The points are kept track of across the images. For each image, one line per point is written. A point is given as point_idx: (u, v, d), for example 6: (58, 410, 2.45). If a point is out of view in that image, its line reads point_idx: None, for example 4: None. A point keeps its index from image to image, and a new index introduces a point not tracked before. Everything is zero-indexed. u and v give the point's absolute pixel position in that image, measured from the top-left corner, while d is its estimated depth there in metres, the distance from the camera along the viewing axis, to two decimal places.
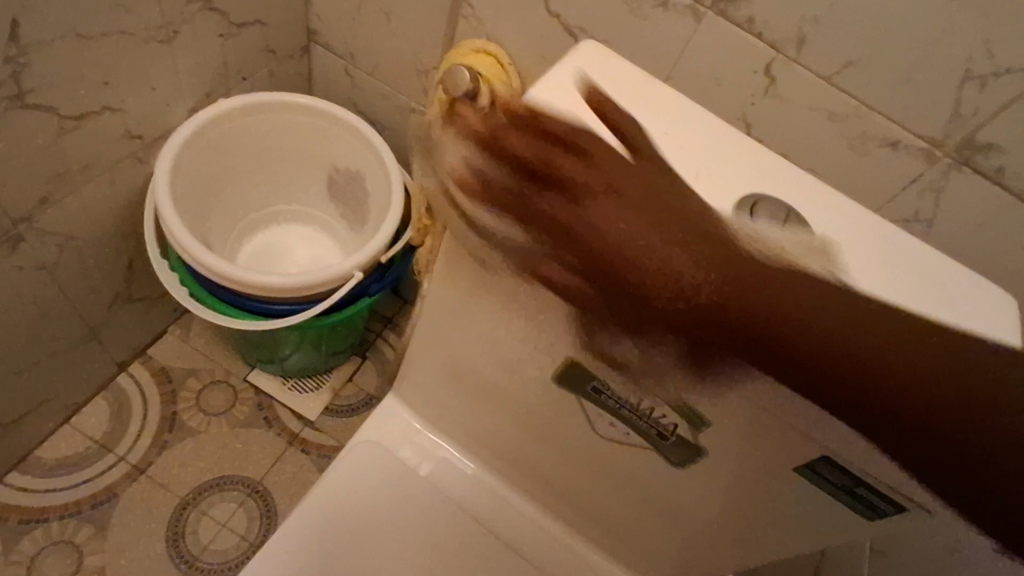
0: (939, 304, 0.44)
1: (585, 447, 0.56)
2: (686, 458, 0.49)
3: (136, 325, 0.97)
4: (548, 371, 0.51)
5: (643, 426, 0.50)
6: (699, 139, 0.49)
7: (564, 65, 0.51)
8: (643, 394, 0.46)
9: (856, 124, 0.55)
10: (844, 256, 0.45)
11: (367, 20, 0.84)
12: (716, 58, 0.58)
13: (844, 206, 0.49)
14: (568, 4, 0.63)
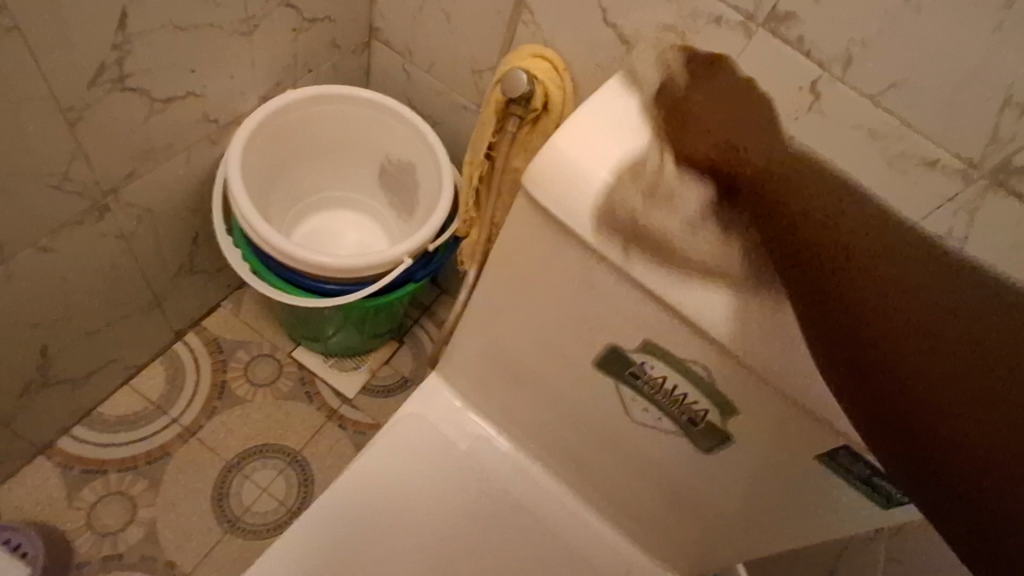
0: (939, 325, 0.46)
1: (618, 431, 0.59)
2: (715, 442, 0.53)
3: (194, 296, 1.03)
4: (588, 356, 0.55)
5: (675, 412, 0.53)
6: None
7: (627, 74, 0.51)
8: (678, 380, 0.50)
9: (896, 143, 0.58)
10: None
11: (428, 21, 0.89)
12: (764, 74, 0.61)
13: None
14: (625, 15, 0.66)
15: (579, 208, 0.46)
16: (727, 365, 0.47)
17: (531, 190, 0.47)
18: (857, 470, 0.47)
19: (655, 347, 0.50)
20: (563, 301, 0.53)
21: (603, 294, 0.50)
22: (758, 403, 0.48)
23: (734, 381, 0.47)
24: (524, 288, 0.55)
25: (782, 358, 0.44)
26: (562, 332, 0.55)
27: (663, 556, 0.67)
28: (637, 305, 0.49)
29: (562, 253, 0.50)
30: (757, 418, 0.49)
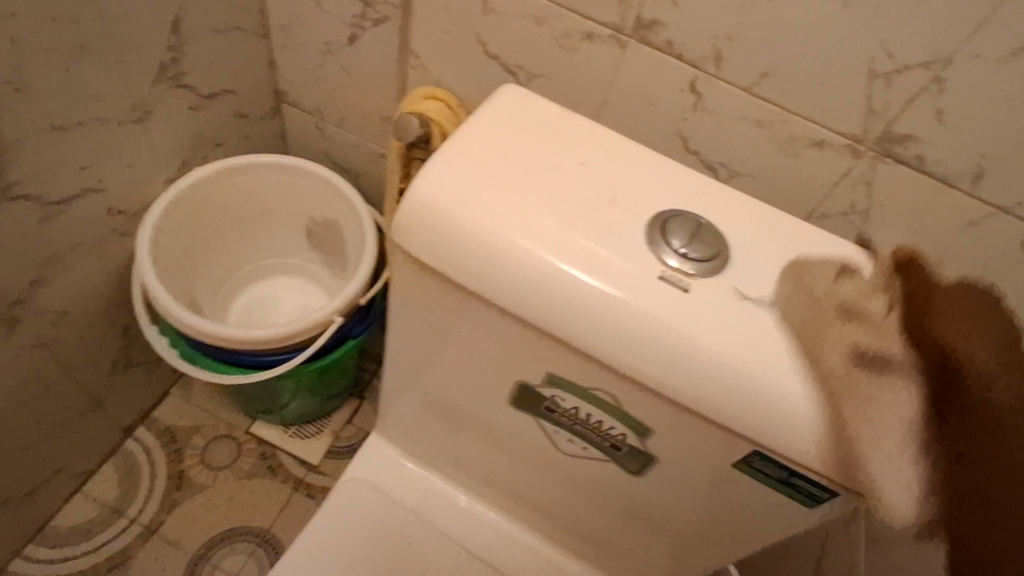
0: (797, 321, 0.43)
1: (560, 469, 0.57)
2: (640, 463, 0.50)
3: (137, 389, 1.00)
4: (504, 396, 0.54)
5: (596, 439, 0.50)
6: (611, 165, 0.47)
7: (518, 123, 0.48)
8: (589, 408, 0.48)
9: (782, 129, 0.58)
10: (740, 277, 0.44)
11: (328, 77, 0.88)
12: (646, 81, 0.61)
13: (758, 209, 0.48)
14: (504, 45, 0.66)
15: (457, 256, 0.43)
16: (635, 393, 0.44)
17: (406, 245, 0.44)
18: (774, 471, 0.44)
19: (560, 379, 0.47)
20: (469, 346, 0.51)
21: (501, 335, 0.48)
22: (677, 426, 0.45)
23: (650, 408, 0.45)
24: (432, 338, 0.53)
25: (687, 377, 0.41)
26: (479, 377, 0.54)
27: None
28: (534, 341, 0.46)
29: (454, 300, 0.48)
30: (683, 442, 0.46)
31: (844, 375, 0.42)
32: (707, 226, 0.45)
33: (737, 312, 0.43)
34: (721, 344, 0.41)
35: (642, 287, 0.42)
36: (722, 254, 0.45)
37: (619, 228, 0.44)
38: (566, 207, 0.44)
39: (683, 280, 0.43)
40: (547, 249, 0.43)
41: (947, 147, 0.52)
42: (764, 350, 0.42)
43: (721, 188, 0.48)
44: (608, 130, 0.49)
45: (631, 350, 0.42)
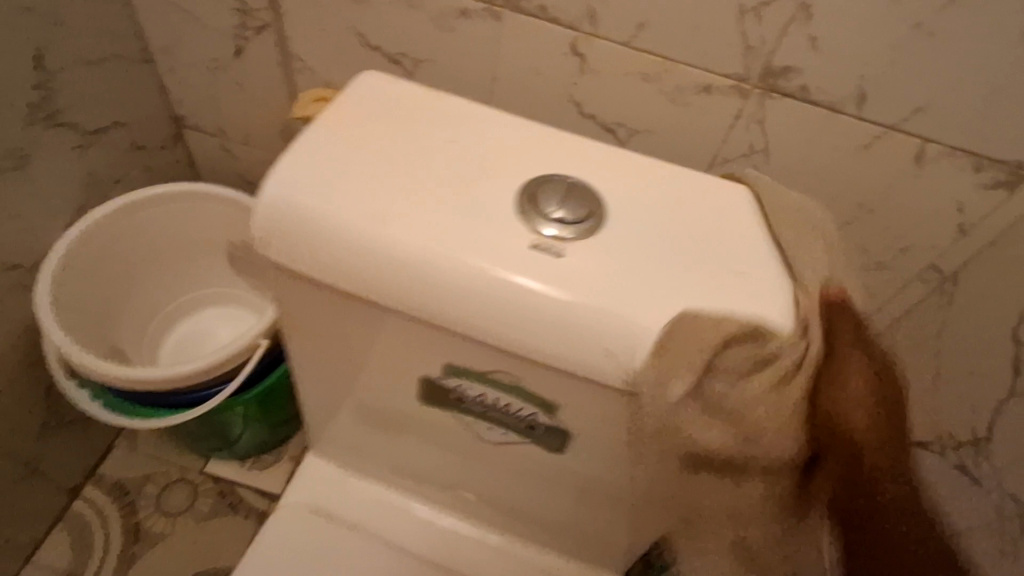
0: (678, 273, 0.42)
1: (501, 460, 0.56)
2: (560, 439, 0.49)
3: (76, 447, 0.96)
4: (414, 393, 0.52)
5: (511, 422, 0.49)
6: (477, 139, 0.45)
7: (380, 107, 0.46)
8: (492, 392, 0.47)
9: (669, 80, 0.57)
10: (619, 236, 0.43)
11: (221, 94, 0.85)
12: (529, 49, 0.60)
13: (640, 163, 0.47)
14: (384, 34, 0.64)
15: (326, 259, 0.41)
16: (536, 369, 0.43)
17: (274, 256, 0.43)
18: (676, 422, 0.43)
19: (459, 366, 0.46)
20: (380, 350, 0.50)
21: (392, 329, 0.46)
22: (591, 398, 0.44)
23: (562, 383, 0.44)
24: (340, 346, 0.51)
25: (574, 342, 0.40)
26: (395, 377, 0.52)
27: (594, 560, 0.64)
28: (432, 332, 0.45)
29: (348, 303, 0.46)
30: (602, 413, 0.45)
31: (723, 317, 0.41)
32: (582, 188, 0.44)
33: (615, 272, 0.41)
34: (603, 304, 0.40)
35: (513, 258, 0.41)
36: (598, 214, 0.43)
37: (486, 203, 0.43)
38: (426, 189, 0.42)
39: (556, 248, 0.42)
40: (412, 235, 0.41)
41: (827, 73, 0.52)
42: (643, 301, 0.40)
43: (599, 147, 0.47)
44: (477, 105, 0.47)
45: (515, 325, 0.41)
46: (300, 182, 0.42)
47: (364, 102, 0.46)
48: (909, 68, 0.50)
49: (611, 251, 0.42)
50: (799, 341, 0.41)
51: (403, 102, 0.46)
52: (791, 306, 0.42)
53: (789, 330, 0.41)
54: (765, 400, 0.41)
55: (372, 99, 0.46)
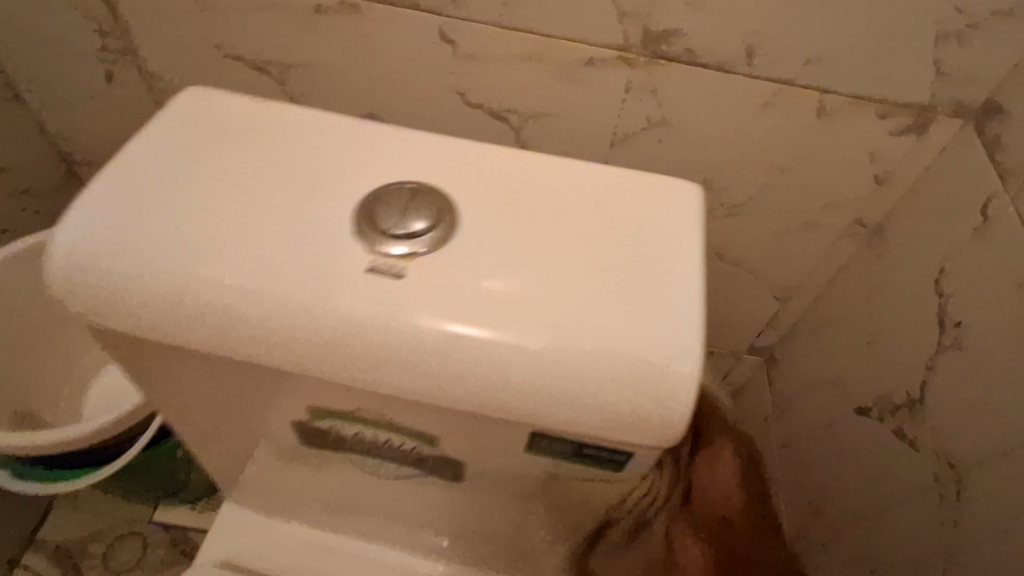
0: (553, 292, 0.35)
1: (413, 503, 0.50)
2: (456, 472, 0.42)
3: (6, 515, 0.90)
4: (296, 438, 0.46)
5: (399, 461, 0.42)
6: (316, 154, 0.39)
7: (203, 126, 0.39)
8: (365, 433, 0.40)
9: (549, 57, 0.53)
10: (481, 255, 0.36)
11: (100, 125, 0.79)
12: (398, 41, 0.55)
13: (517, 161, 0.40)
14: (243, 42, 0.58)
15: (127, 311, 0.35)
16: (404, 412, 0.37)
17: (77, 314, 0.36)
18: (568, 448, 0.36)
19: (321, 411, 0.39)
20: (237, 407, 0.43)
21: (241, 383, 0.40)
22: (470, 434, 0.38)
23: (436, 422, 0.37)
24: (197, 411, 0.44)
25: (425, 374, 0.34)
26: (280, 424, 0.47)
27: None
28: (267, 375, 0.38)
29: (164, 354, 0.39)
30: (494, 453, 0.39)
31: (605, 342, 0.34)
32: (437, 201, 0.37)
33: (475, 301, 0.35)
34: (453, 325, 0.34)
35: (339, 285, 0.34)
36: (450, 216, 0.37)
37: (312, 221, 0.36)
38: (241, 215, 0.36)
39: (396, 265, 0.35)
40: (222, 272, 0.35)
41: (709, 31, 0.48)
42: (505, 333, 0.34)
43: (466, 147, 0.40)
44: (321, 113, 0.40)
45: (355, 362, 0.34)
46: (95, 227, 0.36)
47: (182, 122, 0.39)
48: (793, 15, 0.46)
49: (469, 276, 0.35)
50: (687, 342, 0.34)
51: (232, 117, 0.39)
52: (680, 301, 0.35)
53: (675, 329, 0.34)
54: (655, 416, 0.33)
55: (192, 116, 0.39)
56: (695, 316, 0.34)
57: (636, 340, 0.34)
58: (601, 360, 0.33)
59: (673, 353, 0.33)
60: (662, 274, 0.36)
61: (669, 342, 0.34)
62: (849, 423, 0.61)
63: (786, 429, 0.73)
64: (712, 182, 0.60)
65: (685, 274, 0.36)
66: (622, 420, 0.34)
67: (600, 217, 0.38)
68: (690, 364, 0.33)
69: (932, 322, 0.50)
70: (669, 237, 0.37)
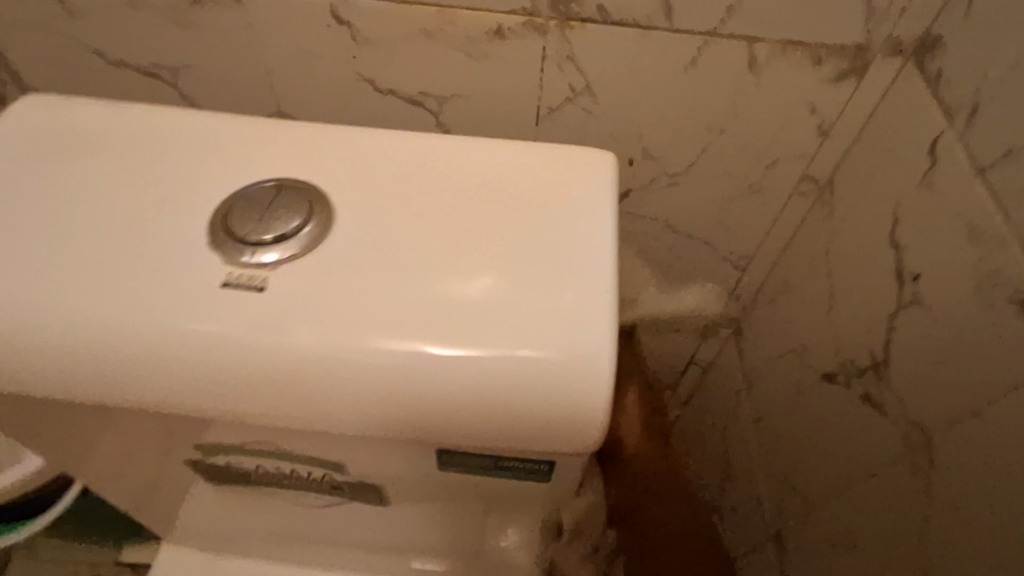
0: (444, 289, 0.31)
1: (354, 532, 0.46)
2: (377, 497, 0.38)
3: None
4: (199, 477, 0.41)
5: (311, 491, 0.38)
6: (176, 160, 0.35)
7: (45, 141, 0.35)
8: (264, 465, 0.36)
9: (455, 31, 0.48)
10: (363, 254, 0.32)
11: None
12: (290, 29, 0.50)
13: (405, 149, 0.36)
14: (124, 46, 0.53)
15: None
16: (300, 441, 0.33)
17: None
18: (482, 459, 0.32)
19: (209, 447, 0.35)
20: (127, 458, 0.38)
21: (114, 433, 0.35)
22: (380, 459, 0.34)
23: (339, 448, 0.33)
24: (83, 472, 0.39)
25: (302, 395, 0.30)
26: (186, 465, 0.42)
27: None
28: (133, 419, 0.33)
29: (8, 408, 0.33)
30: (414, 476, 0.35)
31: (503, 340, 0.30)
32: (310, 201, 0.33)
33: (355, 307, 0.31)
34: (329, 336, 0.30)
35: (196, 304, 0.30)
36: (321, 214, 0.33)
37: (164, 236, 0.32)
38: (78, 237, 0.32)
39: (259, 275, 0.31)
40: (55, 304, 0.30)
41: None
42: (389, 341, 0.30)
43: (347, 138, 0.36)
44: (184, 114, 0.36)
45: (220, 392, 0.30)
46: None
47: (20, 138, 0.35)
48: None
49: (349, 279, 0.31)
50: (594, 330, 0.30)
51: (79, 127, 0.35)
52: (585, 286, 0.31)
53: (580, 316, 0.30)
54: (565, 416, 0.29)
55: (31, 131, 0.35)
56: (602, 300, 0.31)
57: (536, 333, 0.30)
58: (499, 360, 0.30)
59: (579, 343, 0.30)
60: (565, 260, 0.32)
61: (573, 331, 0.30)
62: (817, 392, 0.57)
63: (758, 402, 0.70)
64: (649, 152, 0.56)
65: (591, 255, 0.32)
66: (530, 424, 0.30)
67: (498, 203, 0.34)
68: (599, 353, 0.30)
69: (888, 278, 0.47)
70: (575, 218, 0.34)
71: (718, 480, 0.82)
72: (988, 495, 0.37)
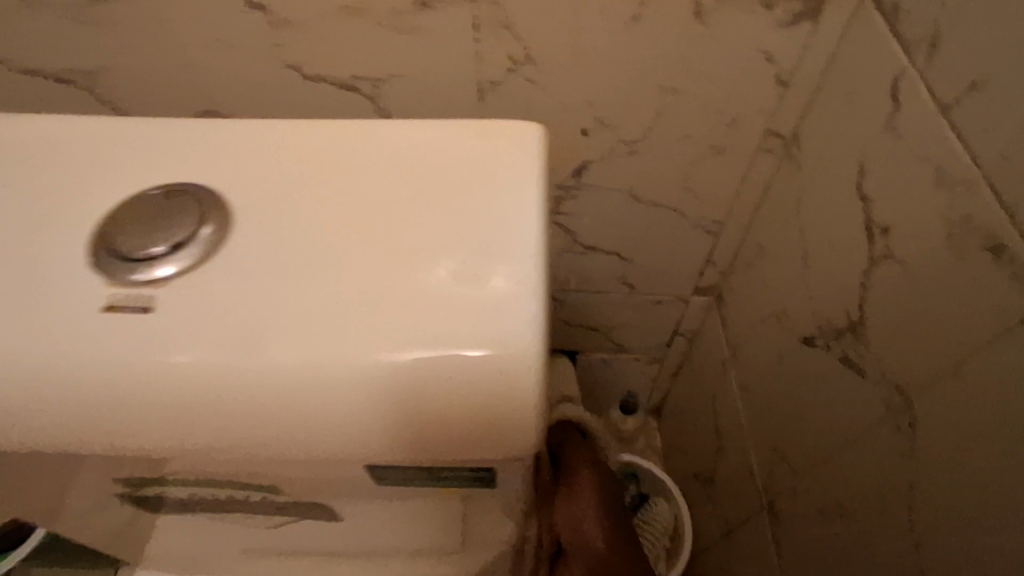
0: (353, 289, 0.29)
1: (321, 543, 0.44)
2: (324, 510, 0.36)
3: None
4: (135, 508, 0.39)
5: (251, 509, 0.36)
6: (65, 173, 0.32)
7: None
8: (193, 488, 0.33)
9: (379, 8, 0.45)
10: (264, 258, 0.29)
11: None
12: (202, 19, 0.47)
13: (310, 138, 0.33)
14: (28, 53, 0.49)
15: None
16: (221, 465, 0.30)
17: None
18: (418, 469, 0.30)
19: (128, 477, 0.32)
20: (50, 499, 0.35)
21: (21, 474, 0.32)
22: (316, 477, 0.31)
23: (266, 469, 0.30)
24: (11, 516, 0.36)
25: (206, 416, 0.27)
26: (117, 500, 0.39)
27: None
28: (40, 458, 0.30)
29: None
30: (357, 488, 0.33)
31: (421, 341, 0.27)
32: (204, 206, 0.30)
33: (257, 318, 0.28)
34: (227, 348, 0.27)
35: (82, 328, 0.28)
36: (215, 219, 0.30)
37: (49, 259, 0.29)
38: None
39: (145, 294, 0.28)
40: None
41: None
42: (294, 352, 0.27)
43: (247, 130, 0.33)
44: (73, 122, 0.34)
45: (114, 421, 0.27)
46: None
47: None
48: None
49: (249, 285, 0.29)
50: (519, 316, 0.28)
51: None
52: (509, 269, 0.29)
53: (503, 303, 0.28)
54: (493, 412, 0.27)
55: None
56: (527, 282, 0.28)
57: (457, 328, 0.28)
58: (415, 357, 0.27)
59: (503, 332, 0.27)
60: (486, 246, 0.29)
61: (496, 319, 0.28)
62: (797, 355, 0.55)
63: (743, 370, 0.68)
64: (603, 119, 0.53)
65: (514, 234, 0.30)
66: (457, 425, 0.27)
67: (413, 188, 0.31)
68: (525, 341, 0.27)
69: (859, 233, 0.44)
70: (498, 198, 0.31)
71: (711, 451, 0.80)
72: (971, 456, 0.35)
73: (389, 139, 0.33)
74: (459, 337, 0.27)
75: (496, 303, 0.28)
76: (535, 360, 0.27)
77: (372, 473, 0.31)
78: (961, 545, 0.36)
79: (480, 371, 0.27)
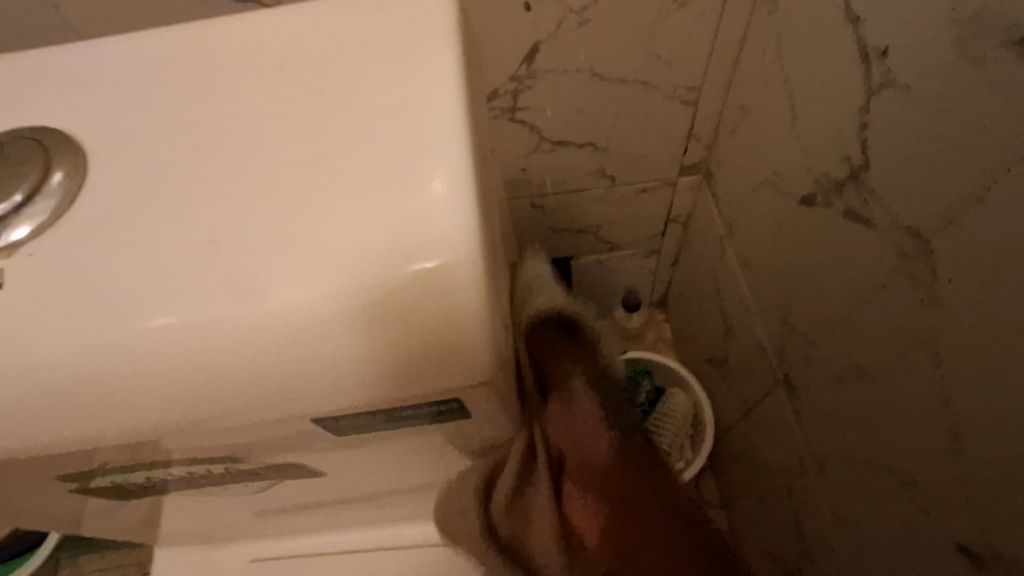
0: (265, 226, 0.25)
1: (323, 498, 0.43)
2: (304, 468, 0.34)
3: None
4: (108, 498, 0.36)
5: (225, 479, 0.34)
6: None
7: None
8: (150, 471, 0.30)
9: None
10: (160, 212, 0.26)
11: None
12: None
13: (196, 75, 0.29)
14: None
15: None
16: (163, 446, 0.27)
17: None
18: (379, 413, 0.27)
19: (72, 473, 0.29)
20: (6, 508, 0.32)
21: None
22: (275, 439, 0.28)
23: (215, 443, 0.27)
24: None
25: (127, 394, 0.25)
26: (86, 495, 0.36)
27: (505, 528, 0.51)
28: None
29: None
30: (327, 443, 0.30)
31: (347, 272, 0.24)
32: (48, 156, 0.27)
33: (162, 278, 0.25)
34: (130, 311, 0.25)
35: None
36: (60, 172, 0.27)
37: None
38: None
39: None
40: None
41: None
42: (211, 307, 0.24)
43: (122, 78, 0.29)
44: None
45: (24, 414, 0.25)
46: None
47: None
48: None
49: (148, 244, 0.26)
50: (447, 220, 0.25)
51: None
52: (430, 172, 0.25)
53: (427, 214, 0.25)
54: (437, 334, 0.24)
55: None
56: (456, 191, 0.25)
57: (384, 248, 0.24)
58: (338, 290, 0.24)
59: (433, 242, 0.24)
60: (406, 155, 0.26)
61: (424, 229, 0.24)
62: (795, 219, 0.51)
63: (741, 246, 0.63)
64: None
65: (432, 134, 0.26)
66: (399, 358, 0.25)
67: (316, 107, 0.28)
68: (458, 250, 0.24)
69: (851, 67, 0.38)
70: (411, 101, 0.27)
71: (719, 334, 0.78)
72: (1000, 293, 0.31)
73: (283, 60, 0.29)
74: (390, 262, 0.24)
75: (427, 216, 0.25)
76: (472, 266, 0.24)
77: (329, 427, 0.27)
78: (995, 391, 0.33)
79: (420, 293, 0.24)
